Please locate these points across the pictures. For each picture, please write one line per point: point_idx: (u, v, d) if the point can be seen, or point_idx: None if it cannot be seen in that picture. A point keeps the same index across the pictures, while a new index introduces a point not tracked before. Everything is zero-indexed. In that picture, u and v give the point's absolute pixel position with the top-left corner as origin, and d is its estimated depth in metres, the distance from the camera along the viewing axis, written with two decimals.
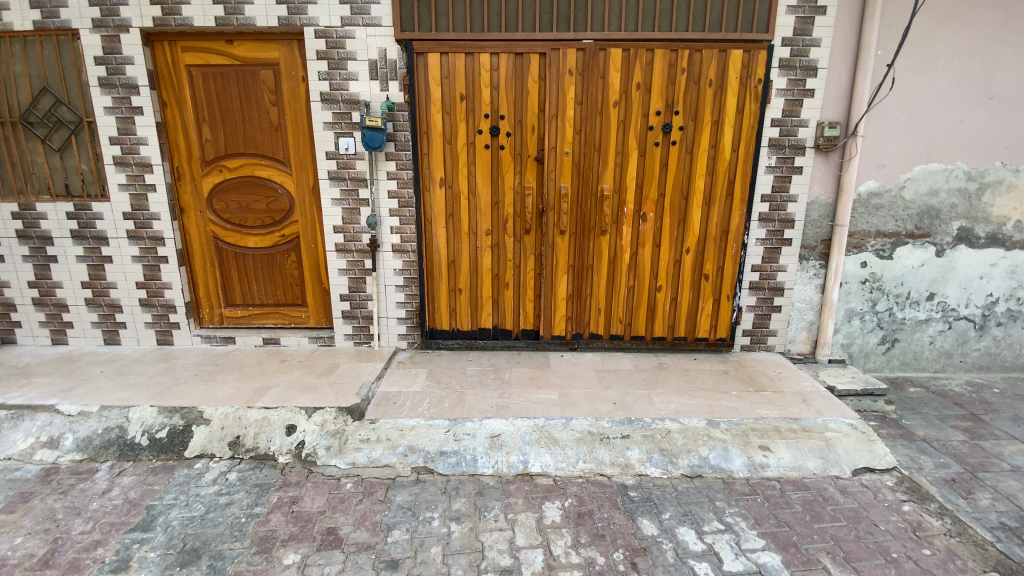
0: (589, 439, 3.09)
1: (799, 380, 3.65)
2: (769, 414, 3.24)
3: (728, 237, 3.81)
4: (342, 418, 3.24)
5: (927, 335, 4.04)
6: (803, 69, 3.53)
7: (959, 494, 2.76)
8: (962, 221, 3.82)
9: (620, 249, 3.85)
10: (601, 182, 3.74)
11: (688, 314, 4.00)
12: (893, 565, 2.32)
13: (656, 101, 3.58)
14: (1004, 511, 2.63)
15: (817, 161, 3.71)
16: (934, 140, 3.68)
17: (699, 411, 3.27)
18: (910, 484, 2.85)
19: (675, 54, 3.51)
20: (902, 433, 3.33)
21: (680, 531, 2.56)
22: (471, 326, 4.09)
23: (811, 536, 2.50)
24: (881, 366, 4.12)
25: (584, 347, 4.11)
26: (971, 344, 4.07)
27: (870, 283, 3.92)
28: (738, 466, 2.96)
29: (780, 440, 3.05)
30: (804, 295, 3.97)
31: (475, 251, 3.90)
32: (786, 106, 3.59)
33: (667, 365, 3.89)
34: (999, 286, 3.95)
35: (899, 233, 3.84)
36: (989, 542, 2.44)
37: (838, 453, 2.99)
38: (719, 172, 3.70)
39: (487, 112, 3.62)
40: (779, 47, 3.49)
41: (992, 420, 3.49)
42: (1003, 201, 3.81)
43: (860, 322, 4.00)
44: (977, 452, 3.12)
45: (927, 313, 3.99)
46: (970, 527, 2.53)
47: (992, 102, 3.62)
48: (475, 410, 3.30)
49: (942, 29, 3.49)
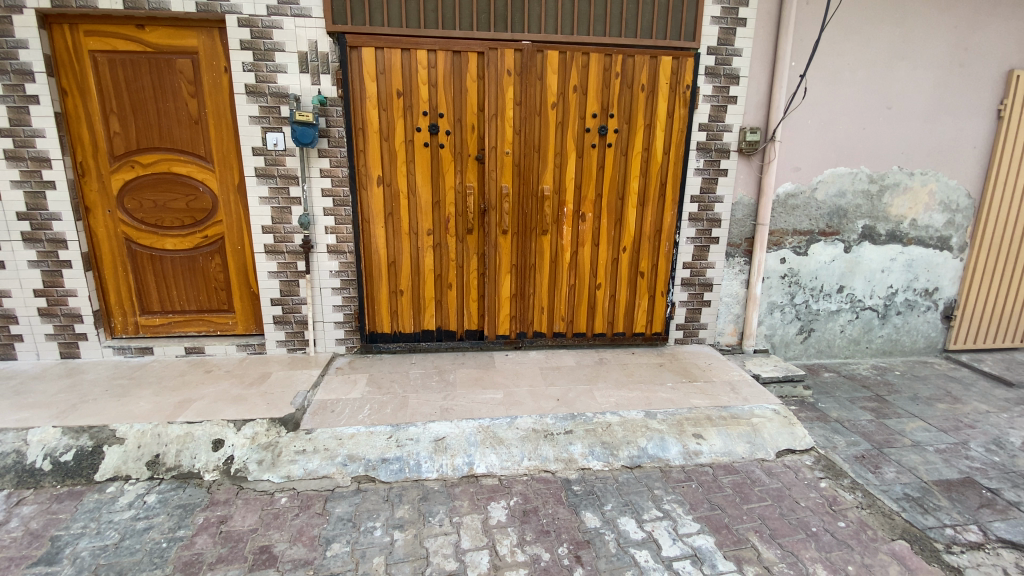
0: (533, 436, 3.10)
1: (728, 370, 3.85)
2: (702, 403, 3.39)
3: (661, 236, 3.98)
4: (275, 429, 3.06)
5: (838, 324, 4.40)
6: (726, 77, 3.75)
7: (868, 469, 3.01)
8: (865, 220, 4.19)
9: (561, 248, 3.91)
10: (541, 183, 3.78)
11: (626, 311, 4.13)
12: (813, 539, 2.50)
13: (593, 104, 3.67)
14: (906, 482, 2.90)
15: (740, 165, 3.95)
16: (842, 146, 4.02)
17: (638, 403, 3.38)
18: (826, 462, 3.08)
19: (609, 59, 3.61)
20: (819, 415, 3.60)
21: (622, 521, 2.62)
22: (413, 328, 3.98)
23: (741, 517, 2.64)
24: (800, 354, 4.44)
25: (528, 345, 4.13)
26: (875, 331, 4.47)
27: (789, 278, 4.22)
28: (674, 454, 3.08)
29: (711, 428, 3.20)
30: (731, 290, 4.20)
31: (416, 251, 3.82)
32: (712, 112, 3.79)
33: (607, 360, 3.99)
34: (898, 278, 4.36)
35: (813, 231, 4.15)
36: (895, 512, 2.68)
37: (763, 438, 3.18)
38: (652, 173, 3.84)
39: (425, 109, 3.55)
40: (704, 55, 3.68)
41: (894, 399, 3.85)
42: (900, 201, 4.20)
43: (781, 314, 4.29)
44: (882, 430, 3.42)
45: (838, 305, 4.35)
46: (878, 498, 2.77)
47: (889, 112, 4.00)
48: (418, 415, 3.23)
49: (846, 44, 3.82)
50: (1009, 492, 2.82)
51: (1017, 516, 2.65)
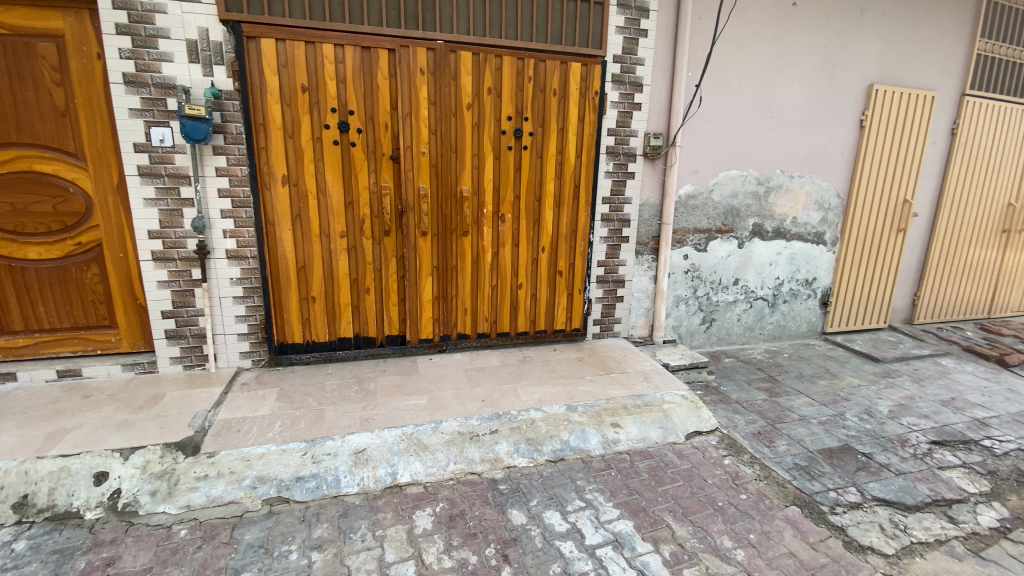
0: (459, 439, 3.06)
1: (641, 361, 4.06)
2: (619, 393, 3.54)
3: (577, 236, 4.11)
4: (171, 455, 2.76)
5: (735, 314, 4.81)
6: (631, 84, 3.96)
7: (764, 444, 3.31)
8: (755, 218, 4.62)
9: (482, 249, 3.91)
10: (459, 183, 3.76)
11: (547, 309, 4.22)
12: (719, 512, 2.70)
13: (507, 106, 3.72)
14: (795, 453, 3.22)
15: (646, 168, 4.19)
16: (733, 151, 4.40)
17: (560, 398, 3.45)
18: (728, 441, 3.34)
19: (522, 63, 3.68)
20: (721, 398, 3.91)
21: (547, 516, 2.66)
22: (328, 336, 3.78)
23: (657, 498, 2.79)
24: (704, 342, 4.79)
25: (452, 348, 4.08)
26: (767, 319, 4.94)
27: (692, 272, 4.55)
28: (595, 444, 3.19)
29: (627, 417, 3.36)
30: (641, 286, 4.44)
31: (328, 255, 3.63)
32: (619, 117, 3.99)
33: (530, 358, 4.04)
34: (783, 270, 4.85)
35: (711, 229, 4.51)
36: (787, 481, 2.96)
37: (674, 422, 3.39)
38: (566, 175, 3.97)
39: (334, 106, 3.40)
40: (610, 63, 3.87)
41: (784, 379, 4.27)
42: (783, 202, 4.68)
43: (686, 306, 4.62)
44: (774, 407, 3.78)
45: (735, 296, 4.75)
46: (773, 470, 3.05)
47: (771, 121, 4.45)
48: (335, 427, 3.05)
49: (734, 58, 4.19)
50: (878, 454, 3.22)
51: (885, 476, 3.03)
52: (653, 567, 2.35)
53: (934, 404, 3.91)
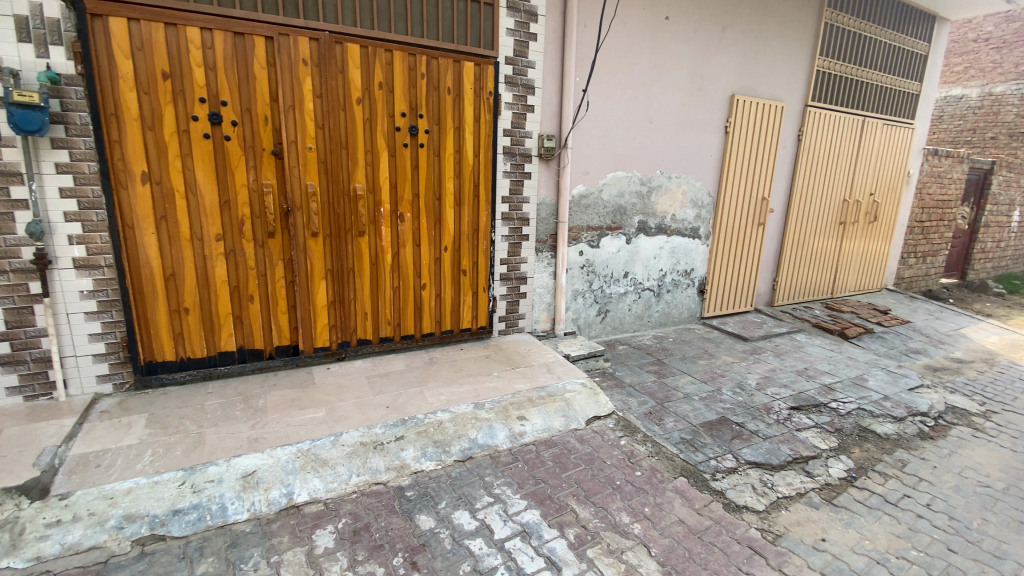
0: (361, 450, 2.92)
1: (544, 353, 4.19)
2: (523, 387, 3.61)
3: (478, 235, 4.13)
4: (11, 502, 2.31)
5: (627, 304, 5.16)
6: (524, 86, 4.06)
7: (655, 422, 3.57)
8: (640, 216, 4.99)
9: (380, 249, 3.78)
10: (352, 181, 3.60)
11: (451, 309, 4.18)
12: (618, 491, 2.87)
13: (400, 102, 3.63)
14: (681, 428, 3.52)
15: (541, 169, 4.33)
16: (619, 153, 4.71)
17: (467, 397, 3.43)
18: (624, 423, 3.56)
19: (413, 59, 3.61)
20: (616, 382, 4.17)
21: (456, 516, 2.64)
22: (207, 350, 3.42)
23: (561, 485, 2.90)
24: (600, 332, 5.08)
25: (352, 355, 3.90)
26: (654, 307, 5.35)
27: (587, 268, 4.81)
28: (502, 439, 3.23)
29: (532, 409, 3.44)
30: (542, 282, 4.58)
31: (203, 261, 3.29)
32: (513, 118, 4.08)
33: (436, 359, 3.99)
34: (666, 263, 5.29)
35: (602, 227, 4.80)
36: (676, 454, 3.22)
37: (575, 410, 3.54)
38: (465, 173, 3.97)
39: (203, 96, 3.09)
40: (503, 64, 3.94)
41: (670, 360, 4.66)
42: (663, 200, 5.10)
43: (582, 300, 4.87)
44: (662, 387, 4.11)
45: (625, 288, 5.09)
46: (664, 446, 3.30)
47: (652, 126, 4.82)
48: (220, 450, 2.76)
49: (617, 66, 4.48)
50: (749, 422, 3.63)
51: (755, 441, 3.42)
52: (559, 552, 2.43)
53: (792, 374, 4.49)
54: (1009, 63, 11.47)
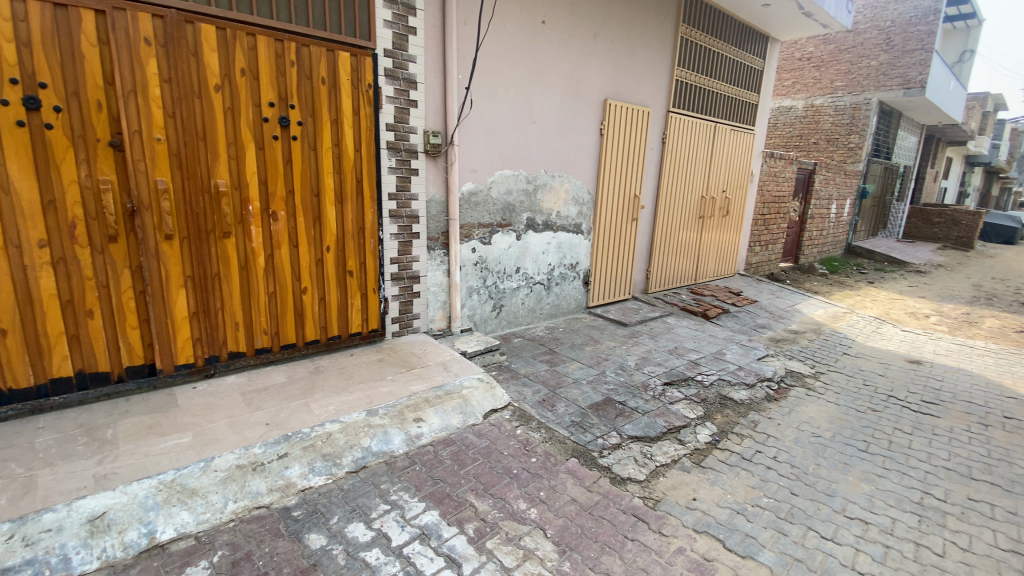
0: (238, 474, 2.65)
1: (440, 352, 4.16)
2: (419, 388, 3.55)
3: (364, 233, 3.96)
4: None
5: (519, 298, 5.30)
6: (405, 81, 3.97)
7: (548, 409, 3.73)
8: (528, 212, 5.16)
9: (251, 252, 3.46)
10: (214, 177, 3.25)
11: (338, 313, 3.97)
12: (514, 479, 2.94)
13: (268, 91, 3.35)
14: (572, 412, 3.71)
15: (428, 165, 4.27)
16: (505, 152, 4.82)
17: (359, 404, 3.28)
18: (520, 413, 3.67)
19: (281, 45, 3.35)
20: (512, 374, 4.27)
21: (349, 529, 2.52)
22: (32, 380, 2.86)
23: (459, 482, 2.90)
24: (496, 327, 5.16)
25: (225, 370, 3.53)
26: (545, 300, 5.57)
27: (480, 264, 4.85)
28: (398, 444, 3.14)
29: (429, 409, 3.40)
30: (435, 280, 4.52)
31: (21, 272, 2.74)
32: (396, 113, 3.97)
33: (324, 367, 3.76)
34: (554, 257, 5.53)
35: (492, 224, 4.87)
36: (567, 437, 3.39)
37: (472, 406, 3.57)
38: (345, 169, 3.78)
39: (11, 74, 2.57)
40: (382, 57, 3.81)
41: (561, 349, 4.89)
42: (549, 198, 5.32)
43: (477, 296, 4.90)
44: (554, 375, 4.30)
45: (517, 283, 5.23)
46: (556, 431, 3.46)
47: (534, 125, 5.00)
48: (57, 493, 2.32)
49: (498, 66, 4.57)
50: (630, 400, 3.94)
51: (636, 417, 3.72)
52: (459, 549, 2.42)
53: (665, 353, 4.97)
54: (824, 79, 13.73)
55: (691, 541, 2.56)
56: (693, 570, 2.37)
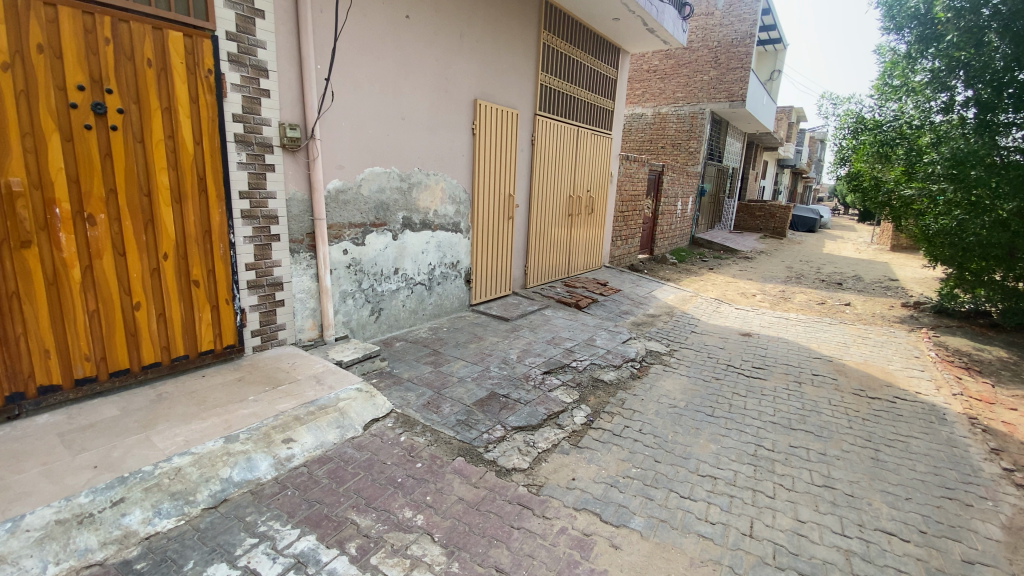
0: (58, 530, 2.18)
1: (312, 364, 3.86)
2: (288, 405, 3.26)
3: (212, 237, 3.52)
4: None
5: (399, 300, 5.14)
6: (254, 68, 3.61)
7: (433, 411, 3.67)
8: (403, 211, 5.02)
9: (62, 263, 2.87)
10: (3, 174, 2.63)
11: (183, 329, 3.48)
12: (399, 488, 2.85)
13: (74, 72, 2.80)
14: (457, 411, 3.70)
15: (287, 161, 3.93)
16: (374, 148, 4.62)
17: (215, 431, 2.92)
18: (403, 419, 3.56)
19: (90, 18, 2.82)
20: (394, 380, 4.13)
21: (209, 573, 2.21)
22: None
23: (339, 500, 2.73)
24: (375, 332, 4.94)
25: (32, 409, 2.88)
26: (426, 300, 5.48)
27: (353, 267, 4.60)
28: (265, 470, 2.85)
29: (300, 427, 3.14)
30: (303, 286, 4.19)
31: None
32: (245, 103, 3.59)
33: (170, 393, 3.27)
34: (433, 257, 5.47)
35: (365, 224, 4.65)
36: (452, 437, 3.38)
37: (350, 418, 3.38)
38: (184, 165, 3.32)
39: None
40: (224, 40, 3.41)
41: (444, 349, 4.85)
42: (424, 196, 5.23)
43: (352, 301, 4.65)
44: (439, 376, 4.25)
45: (396, 284, 5.07)
46: (441, 432, 3.42)
47: (404, 122, 4.87)
48: None
49: (361, 59, 4.37)
50: (513, 393, 4.05)
51: (519, 408, 3.83)
52: (341, 571, 2.27)
53: (544, 344, 5.20)
54: (668, 91, 15.52)
55: (572, 519, 2.71)
56: (575, 546, 2.51)
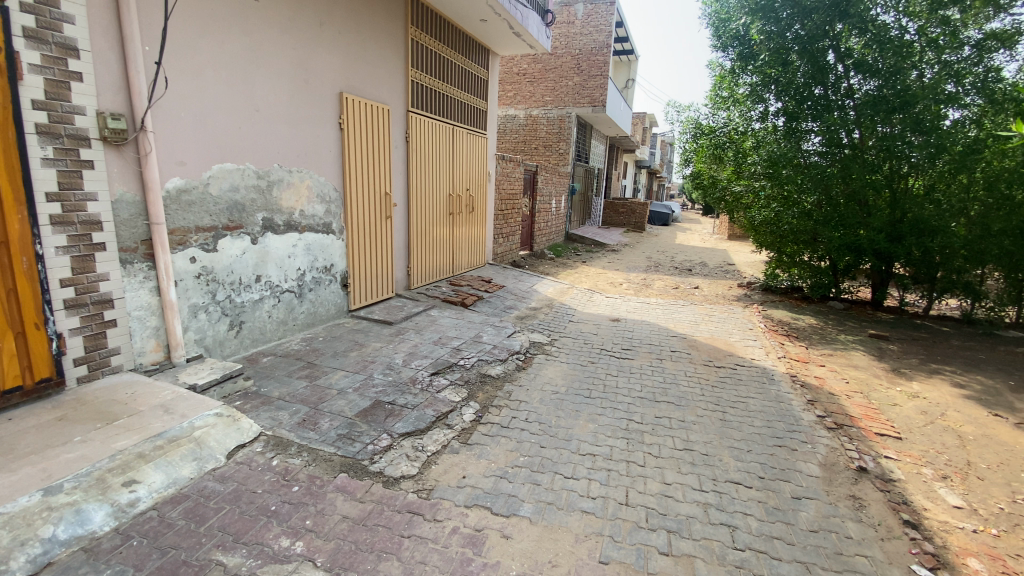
0: None
1: (158, 391, 3.35)
2: (127, 441, 2.78)
3: (11, 250, 2.87)
4: None
5: (264, 311, 4.68)
6: (60, 46, 3.01)
7: (309, 429, 3.40)
8: (262, 213, 4.57)
9: None
10: None
11: None
12: (273, 516, 2.60)
13: None
14: (337, 425, 3.48)
15: (110, 156, 3.35)
16: (223, 143, 4.14)
17: (27, 484, 2.37)
18: (274, 441, 3.25)
19: None
20: (263, 400, 3.74)
21: None
22: None
23: (200, 541, 2.40)
24: (237, 348, 4.44)
25: None
26: (297, 309, 5.07)
27: (204, 276, 4.08)
28: (102, 521, 2.40)
29: (146, 466, 2.70)
30: (140, 302, 3.61)
31: None
32: (49, 87, 2.98)
33: None
34: (302, 261, 5.07)
35: (216, 227, 4.14)
36: (333, 453, 3.16)
37: (209, 447, 3.00)
38: None
39: None
40: (15, 11, 2.81)
41: (321, 360, 4.53)
42: (287, 195, 4.82)
43: (206, 315, 4.12)
44: (315, 390, 3.95)
45: (259, 293, 4.61)
46: (320, 450, 3.19)
47: (259, 114, 4.43)
48: None
49: (202, 42, 3.87)
50: (398, 399, 3.92)
51: (405, 413, 3.72)
52: None
53: (430, 345, 5.12)
54: (537, 94, 16.27)
55: (463, 518, 2.71)
56: (467, 544, 2.51)
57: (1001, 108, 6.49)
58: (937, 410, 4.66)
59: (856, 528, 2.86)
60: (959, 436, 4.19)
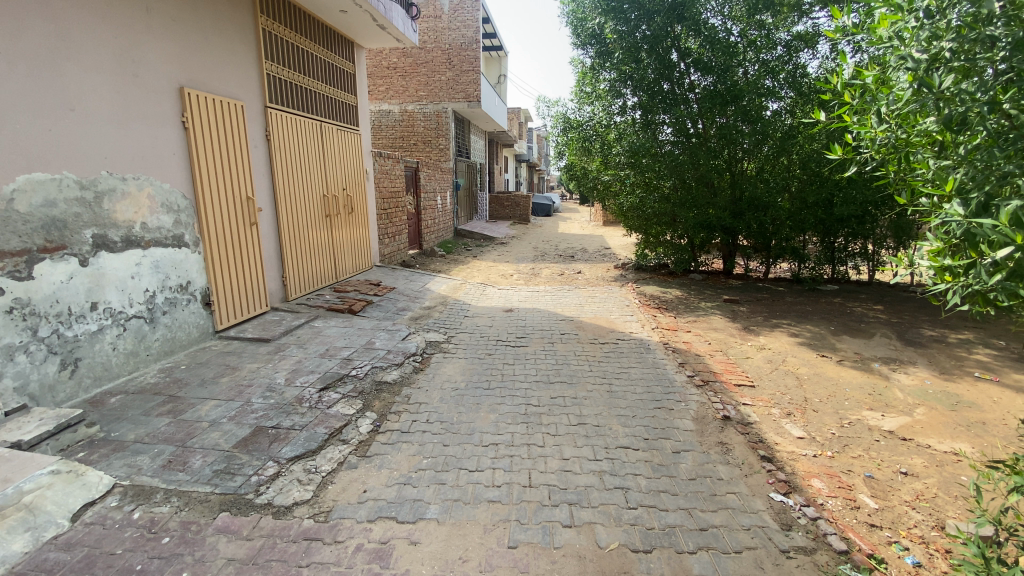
0: None
1: None
2: None
3: None
4: None
5: (106, 343, 4.02)
6: None
7: (178, 470, 3.00)
8: (92, 229, 3.89)
9: None
10: None
11: None
12: None
13: None
14: (212, 461, 3.12)
15: None
16: (30, 149, 3.45)
17: None
18: (133, 491, 2.82)
19: None
20: (115, 446, 3.22)
21: None
22: None
23: None
24: (75, 391, 3.75)
25: None
26: (149, 337, 4.43)
27: (19, 310, 3.37)
28: None
29: None
30: None
31: None
32: None
33: None
34: (150, 281, 4.43)
35: (30, 250, 3.44)
36: (210, 493, 2.83)
37: (47, 512, 2.52)
38: None
39: None
40: None
41: (185, 392, 4.01)
42: (123, 207, 4.16)
43: (27, 356, 3.42)
44: (182, 426, 3.50)
45: (98, 322, 3.94)
46: (193, 491, 2.83)
47: (76, 114, 3.75)
48: None
49: None
50: (284, 421, 3.63)
51: (293, 436, 3.46)
52: None
53: (316, 359, 4.80)
54: (410, 88, 15.87)
55: (367, 533, 2.60)
56: (373, 559, 2.42)
57: (807, 100, 7.75)
58: (780, 358, 5.51)
59: (725, 470, 3.28)
60: (797, 377, 5.00)
